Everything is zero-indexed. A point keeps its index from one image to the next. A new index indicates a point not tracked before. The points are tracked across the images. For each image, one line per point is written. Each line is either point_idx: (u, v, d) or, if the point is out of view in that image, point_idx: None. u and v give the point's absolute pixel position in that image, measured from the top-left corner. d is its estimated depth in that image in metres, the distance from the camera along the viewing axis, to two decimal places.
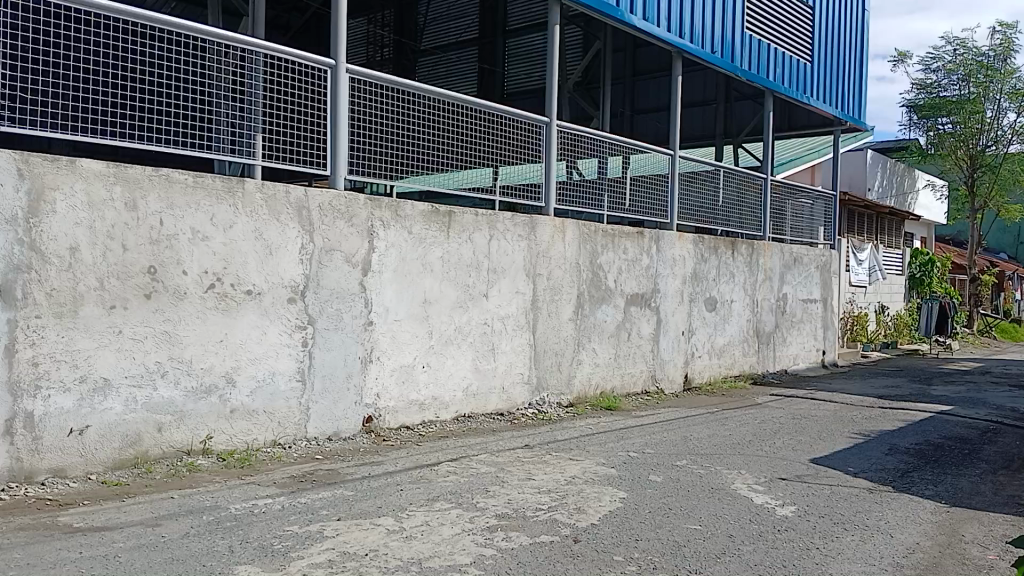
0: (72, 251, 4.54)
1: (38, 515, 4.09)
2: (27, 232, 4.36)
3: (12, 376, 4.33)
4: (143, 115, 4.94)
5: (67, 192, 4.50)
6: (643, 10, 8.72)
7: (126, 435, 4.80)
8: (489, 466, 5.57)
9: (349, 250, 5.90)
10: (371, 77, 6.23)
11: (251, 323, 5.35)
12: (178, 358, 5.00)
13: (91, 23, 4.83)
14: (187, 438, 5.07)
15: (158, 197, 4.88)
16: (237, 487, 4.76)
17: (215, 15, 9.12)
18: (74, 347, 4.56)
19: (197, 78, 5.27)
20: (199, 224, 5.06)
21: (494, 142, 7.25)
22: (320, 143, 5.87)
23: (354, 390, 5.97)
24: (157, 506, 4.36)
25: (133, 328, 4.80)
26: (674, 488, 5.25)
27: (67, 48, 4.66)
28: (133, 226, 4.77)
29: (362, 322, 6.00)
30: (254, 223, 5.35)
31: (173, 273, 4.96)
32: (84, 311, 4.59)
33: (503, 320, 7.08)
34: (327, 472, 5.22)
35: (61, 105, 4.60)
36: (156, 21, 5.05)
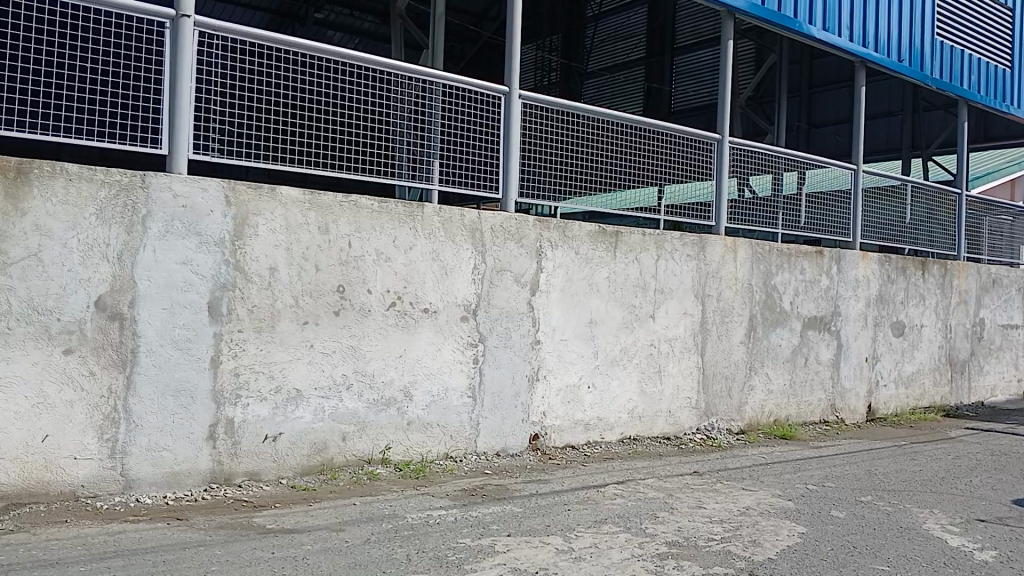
0: (270, 270, 4.94)
1: (236, 515, 4.45)
2: (233, 253, 4.80)
3: (217, 386, 4.76)
4: (333, 144, 5.32)
5: (267, 217, 4.92)
6: (823, 20, 8.34)
7: (315, 443, 5.13)
8: (658, 491, 5.45)
9: (518, 270, 6.02)
10: (541, 101, 6.38)
11: (428, 340, 5.59)
12: (362, 371, 5.30)
13: (291, 60, 5.25)
14: (368, 447, 5.35)
15: (348, 221, 5.22)
16: (413, 498, 4.97)
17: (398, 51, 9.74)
18: (271, 359, 4.95)
19: (382, 109, 5.60)
20: (383, 246, 5.37)
21: (664, 161, 7.16)
22: (491, 167, 6.08)
23: (522, 408, 6.06)
24: (341, 511, 4.62)
25: (322, 343, 5.14)
26: (858, 525, 4.90)
27: (270, 85, 5.11)
28: (325, 248, 5.14)
29: (530, 341, 6.09)
30: (432, 245, 5.59)
31: (359, 291, 5.28)
32: (281, 326, 4.98)
33: (670, 341, 6.95)
34: (496, 487, 5.33)
35: (263, 137, 5.03)
36: (345, 55, 5.41)
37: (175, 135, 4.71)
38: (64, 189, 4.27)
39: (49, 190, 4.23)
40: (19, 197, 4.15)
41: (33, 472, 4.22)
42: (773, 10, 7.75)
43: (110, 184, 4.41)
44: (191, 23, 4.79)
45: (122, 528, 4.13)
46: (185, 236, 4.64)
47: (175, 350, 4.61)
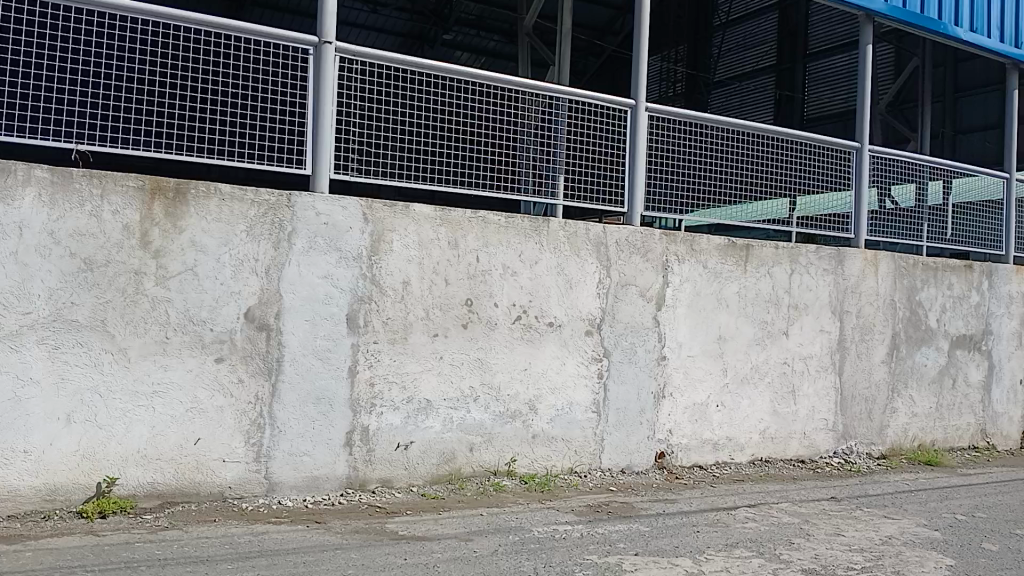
0: (403, 284, 5.10)
1: (370, 521, 4.61)
2: (369, 268, 5.00)
3: (353, 395, 4.95)
4: (463, 162, 5.45)
5: (401, 233, 5.09)
6: (970, 20, 7.82)
7: (443, 453, 5.24)
8: (791, 516, 5.22)
9: (644, 285, 5.95)
10: (668, 114, 6.30)
11: (553, 353, 5.61)
12: (489, 384, 5.38)
13: (425, 82, 5.42)
14: (495, 459, 5.41)
15: (476, 235, 5.33)
16: (539, 511, 4.98)
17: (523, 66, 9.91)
18: (403, 370, 5.10)
19: (510, 127, 5.69)
20: (509, 261, 5.44)
21: (798, 171, 6.90)
22: (618, 182, 6.06)
23: (647, 425, 5.96)
24: (469, 521, 4.69)
25: (451, 355, 5.26)
26: (1014, 560, 4.50)
27: (405, 107, 5.30)
28: (454, 263, 5.26)
29: (656, 356, 5.99)
30: (558, 259, 5.62)
31: (487, 305, 5.37)
32: (413, 338, 5.13)
33: (805, 360, 6.66)
34: (622, 505, 5.26)
35: (398, 157, 5.22)
36: (475, 75, 5.53)
37: (318, 156, 4.96)
38: (217, 208, 4.58)
39: (204, 209, 4.55)
40: (177, 216, 4.48)
41: (187, 472, 4.52)
42: (915, 12, 7.34)
43: (259, 204, 4.69)
44: (332, 49, 5.03)
45: (266, 529, 4.36)
46: (325, 251, 4.87)
47: (315, 360, 4.84)
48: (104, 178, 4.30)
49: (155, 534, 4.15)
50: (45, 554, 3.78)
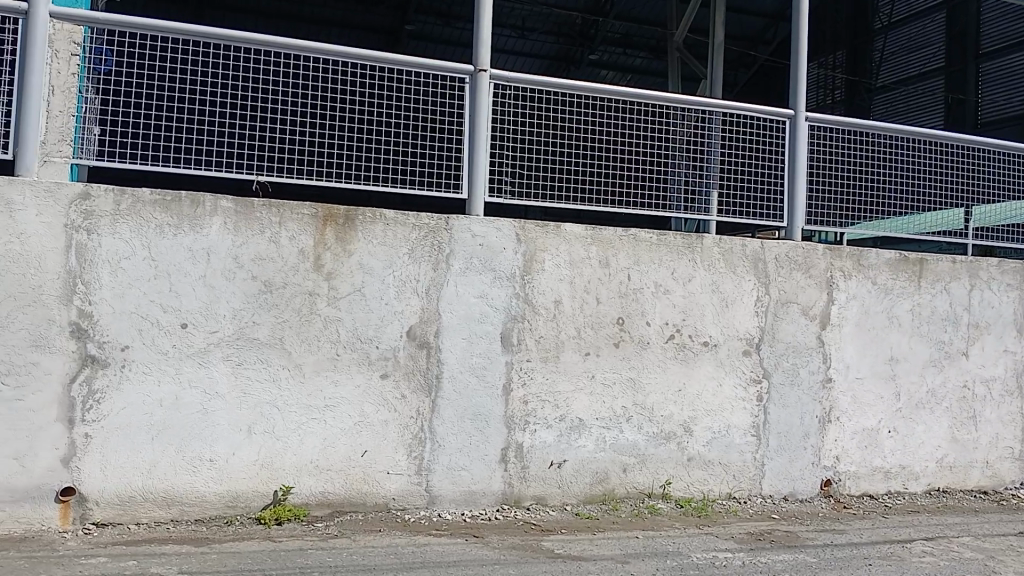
0: (556, 303, 5.15)
1: (526, 537, 4.65)
2: (522, 287, 5.08)
3: (508, 412, 5.03)
4: (615, 180, 5.43)
5: (553, 252, 5.15)
6: None
7: (597, 472, 5.21)
8: (976, 552, 4.78)
9: (806, 303, 5.68)
10: (830, 123, 6.01)
11: (708, 374, 5.45)
12: (642, 404, 5.30)
13: (576, 103, 5.47)
14: (649, 481, 5.31)
15: (628, 253, 5.30)
16: (697, 536, 4.84)
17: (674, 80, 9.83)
18: (556, 389, 5.13)
19: (662, 143, 5.62)
20: (662, 279, 5.36)
21: (977, 179, 6.39)
22: (776, 196, 5.84)
23: (811, 450, 5.66)
24: (625, 543, 4.63)
25: (604, 374, 5.23)
26: None
27: (557, 128, 5.36)
28: (606, 281, 5.25)
29: (820, 378, 5.69)
30: (713, 277, 5.48)
31: (639, 324, 5.31)
32: (565, 357, 5.15)
33: (988, 383, 6.11)
34: (785, 534, 5.01)
35: (550, 178, 5.29)
36: (626, 93, 5.52)
37: (473, 179, 5.11)
38: (382, 232, 4.82)
39: (370, 234, 4.80)
40: (346, 240, 4.75)
41: (354, 483, 4.75)
42: None
43: (420, 228, 4.90)
44: (487, 77, 5.19)
45: (428, 541, 4.49)
46: (481, 272, 5.00)
47: (472, 377, 4.96)
48: (281, 207, 4.64)
49: (326, 541, 4.39)
50: (230, 557, 4.07)
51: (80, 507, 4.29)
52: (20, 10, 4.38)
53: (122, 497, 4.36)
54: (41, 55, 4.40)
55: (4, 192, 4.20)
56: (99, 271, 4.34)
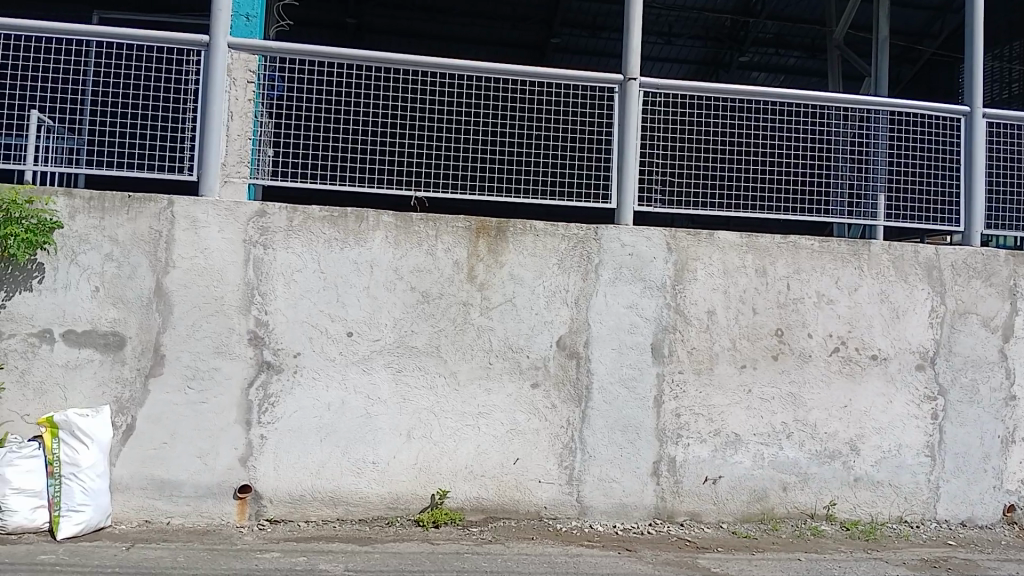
0: (709, 313, 5.01)
1: (680, 554, 4.54)
2: (674, 297, 4.98)
3: (660, 425, 4.93)
4: (770, 186, 5.23)
5: (706, 261, 5.01)
6: None
7: (754, 490, 5.00)
8: None
9: (986, 313, 5.23)
10: (1012, 117, 5.52)
11: (876, 390, 5.12)
12: (803, 420, 5.05)
13: (729, 107, 5.31)
14: (812, 501, 5.05)
15: (786, 262, 5.07)
16: (865, 562, 4.55)
17: (833, 79, 9.37)
18: (711, 403, 4.98)
19: (822, 146, 5.34)
20: (824, 288, 5.10)
21: None
22: (949, 198, 5.43)
23: (994, 473, 5.19)
24: (786, 566, 4.42)
25: (762, 388, 5.03)
26: None
27: (710, 133, 5.22)
28: (763, 291, 5.05)
29: (1003, 396, 5.21)
30: (880, 285, 5.15)
31: (799, 335, 5.07)
32: (719, 369, 4.99)
33: None
34: (965, 563, 4.61)
35: (702, 184, 5.16)
36: (782, 95, 5.30)
37: (623, 188, 5.07)
38: (532, 243, 4.87)
39: (521, 245, 4.86)
40: (498, 251, 4.84)
41: (508, 490, 4.81)
42: None
43: (569, 238, 4.91)
44: (636, 85, 5.14)
45: (580, 552, 4.47)
46: (632, 282, 4.95)
47: (624, 389, 4.91)
48: (437, 220, 4.79)
49: (481, 547, 4.46)
50: (391, 557, 4.23)
51: (255, 503, 4.59)
52: (203, 43, 4.79)
53: (293, 496, 4.62)
54: (221, 86, 4.78)
55: (191, 211, 4.58)
56: (273, 283, 4.64)
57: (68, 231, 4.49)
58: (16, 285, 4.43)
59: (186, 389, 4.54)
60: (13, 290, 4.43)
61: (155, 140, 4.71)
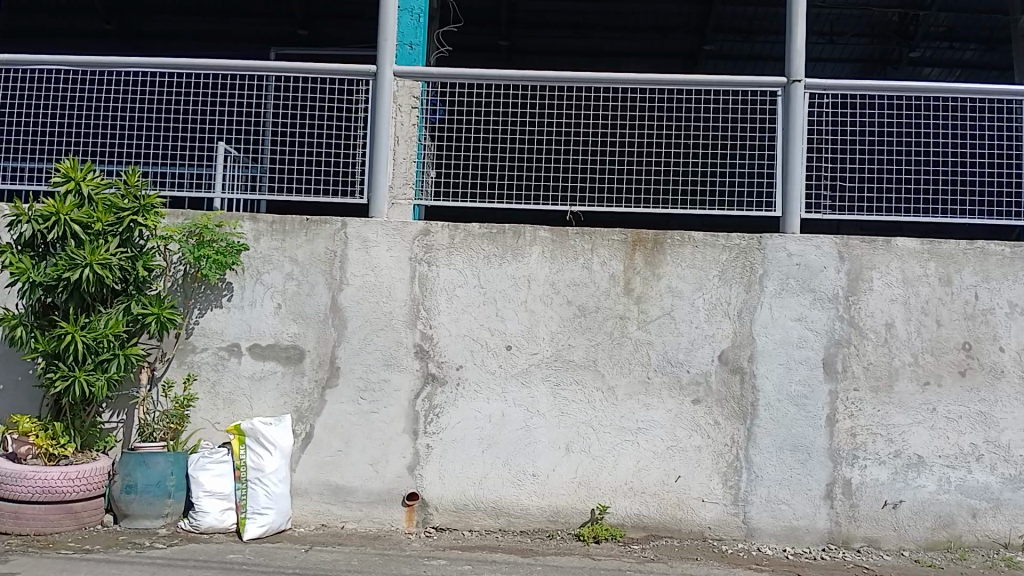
0: (886, 326, 4.69)
1: None
2: (847, 309, 4.70)
3: (832, 444, 4.66)
4: (951, 188, 4.85)
5: (882, 270, 4.70)
6: None
7: (939, 516, 4.62)
8: None
9: None
10: None
11: None
12: (996, 442, 4.62)
13: (902, 106, 4.98)
14: (1007, 530, 4.59)
15: (974, 269, 4.67)
16: None
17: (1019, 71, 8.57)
18: (889, 422, 4.65)
19: (1012, 142, 4.89)
20: (1019, 297, 4.65)
21: None
22: None
23: None
24: None
25: (947, 406, 4.64)
26: None
27: (881, 134, 4.91)
28: (947, 302, 4.68)
29: None
30: None
31: (990, 349, 4.65)
32: (898, 387, 4.66)
33: None
34: None
35: (873, 189, 4.86)
36: (964, 90, 4.91)
37: (788, 196, 4.87)
38: (691, 255, 4.76)
39: (680, 257, 4.77)
40: (656, 264, 4.77)
41: (670, 508, 4.70)
42: None
43: (731, 248, 4.75)
44: (802, 87, 4.93)
45: None
46: (799, 293, 4.73)
47: (792, 406, 4.69)
48: (594, 234, 4.78)
49: (643, 565, 4.39)
50: (553, 570, 4.24)
51: (422, 511, 4.75)
52: (371, 72, 5.05)
53: (457, 505, 4.74)
54: (387, 111, 5.02)
55: (362, 232, 4.84)
56: (437, 298, 4.81)
57: (253, 252, 4.85)
58: (208, 304, 4.84)
59: (358, 400, 4.78)
60: (206, 308, 4.84)
61: (328, 165, 5.01)
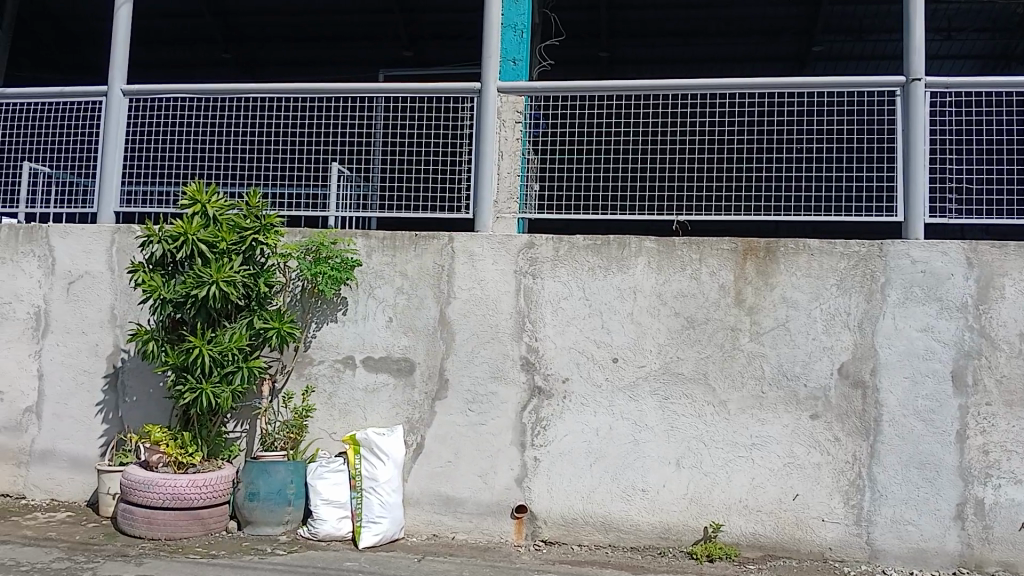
0: (1021, 336, 4.39)
1: None
2: (977, 318, 4.43)
3: (963, 462, 4.40)
4: None
5: (1016, 277, 4.41)
6: None
7: None
8: None
9: None
10: None
11: None
12: None
13: None
14: None
15: None
16: None
17: None
18: None
19: None
20: None
21: None
22: None
23: None
24: None
25: None
26: None
27: (1012, 133, 4.63)
28: None
29: None
30: None
31: None
32: None
33: None
34: None
35: (1004, 191, 4.58)
36: None
37: (909, 201, 4.65)
38: (807, 264, 4.59)
39: (794, 266, 4.60)
40: (769, 273, 4.63)
41: (787, 527, 4.54)
42: None
43: (849, 256, 4.56)
44: (922, 86, 4.71)
45: None
46: (925, 302, 4.48)
47: (919, 422, 4.45)
48: (701, 244, 4.68)
49: None
50: None
51: (531, 524, 4.75)
52: (476, 88, 5.16)
53: (566, 519, 4.71)
54: (491, 127, 5.09)
55: (468, 246, 4.91)
56: (543, 311, 4.82)
57: (365, 268, 5.00)
58: (324, 318, 5.02)
59: (467, 412, 4.84)
60: (322, 322, 5.02)
61: (436, 182, 5.12)
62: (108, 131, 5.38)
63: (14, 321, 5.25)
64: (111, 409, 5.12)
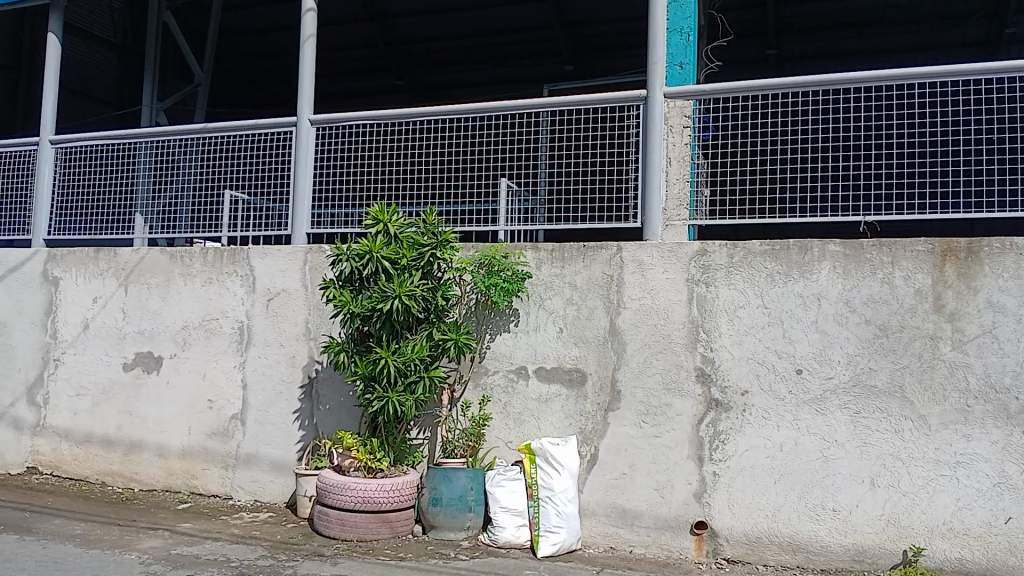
0: None
1: None
2: None
3: None
4: None
5: None
6: None
7: None
8: None
9: None
10: None
11: None
12: None
13: None
14: None
15: None
16: None
17: None
18: None
19: None
20: None
21: None
22: None
23: None
24: None
25: None
26: None
27: None
28: None
29: None
30: None
31: None
32: None
33: None
34: None
35: None
36: None
37: None
38: (1016, 264, 4.18)
39: (1001, 267, 4.20)
40: (972, 276, 4.25)
41: (1001, 554, 4.13)
42: None
43: None
44: None
45: None
46: None
47: None
48: (893, 246, 4.37)
49: None
50: None
51: (712, 541, 4.60)
52: (642, 96, 5.11)
53: (750, 537, 4.53)
54: (659, 133, 5.02)
55: (638, 255, 4.85)
56: (718, 320, 4.68)
57: (536, 279, 5.07)
58: (499, 330, 5.13)
59: (641, 423, 4.77)
60: (496, 333, 5.14)
61: (604, 192, 5.06)
62: (299, 156, 5.81)
63: (222, 335, 5.76)
64: (306, 417, 5.49)
